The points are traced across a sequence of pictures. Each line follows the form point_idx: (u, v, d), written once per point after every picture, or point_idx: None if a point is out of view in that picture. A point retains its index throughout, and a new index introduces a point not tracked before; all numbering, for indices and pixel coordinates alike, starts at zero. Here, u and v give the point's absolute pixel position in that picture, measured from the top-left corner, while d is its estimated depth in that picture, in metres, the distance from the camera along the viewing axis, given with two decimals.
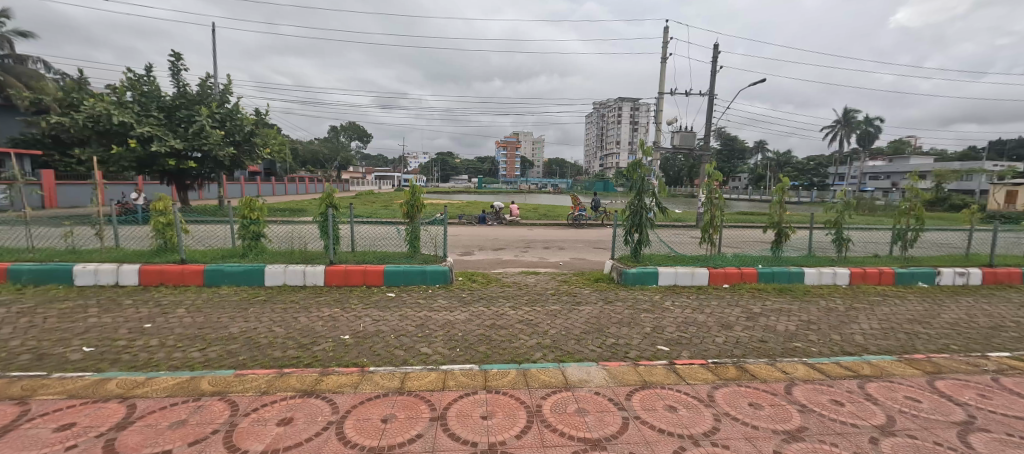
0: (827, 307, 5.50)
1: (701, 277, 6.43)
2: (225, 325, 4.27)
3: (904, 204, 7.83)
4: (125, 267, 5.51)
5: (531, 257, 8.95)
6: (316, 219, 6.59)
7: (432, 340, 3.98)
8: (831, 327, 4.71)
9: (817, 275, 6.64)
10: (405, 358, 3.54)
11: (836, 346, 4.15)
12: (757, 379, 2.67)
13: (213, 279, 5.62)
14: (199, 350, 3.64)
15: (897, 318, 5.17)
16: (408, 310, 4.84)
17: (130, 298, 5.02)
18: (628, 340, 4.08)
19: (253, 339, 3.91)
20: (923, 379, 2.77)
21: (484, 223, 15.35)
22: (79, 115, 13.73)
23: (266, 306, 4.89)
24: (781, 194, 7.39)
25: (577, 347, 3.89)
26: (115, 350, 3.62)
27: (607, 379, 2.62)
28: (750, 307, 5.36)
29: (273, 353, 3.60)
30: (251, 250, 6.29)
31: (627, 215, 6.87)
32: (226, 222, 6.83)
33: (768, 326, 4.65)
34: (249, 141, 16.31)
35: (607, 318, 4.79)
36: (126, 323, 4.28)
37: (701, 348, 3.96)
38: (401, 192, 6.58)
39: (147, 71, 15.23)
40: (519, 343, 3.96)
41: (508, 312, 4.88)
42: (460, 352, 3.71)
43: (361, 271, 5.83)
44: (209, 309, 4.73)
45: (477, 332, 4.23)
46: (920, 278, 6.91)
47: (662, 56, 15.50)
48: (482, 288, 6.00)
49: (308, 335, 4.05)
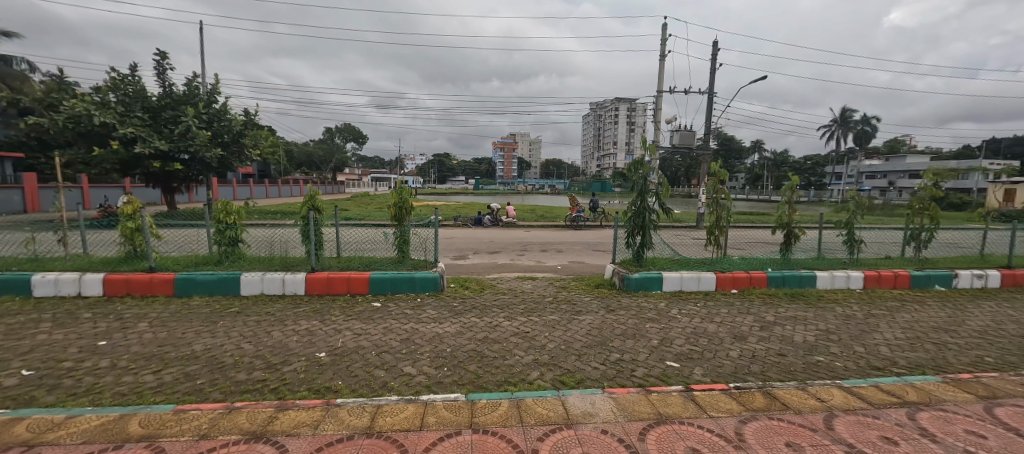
0: (845, 314, 5.14)
1: (708, 282, 6.05)
2: (189, 341, 3.86)
3: (916, 203, 7.50)
4: (88, 276, 5.10)
5: (527, 261, 8.55)
6: (297, 222, 6.17)
7: (417, 358, 3.58)
8: (853, 338, 4.36)
9: (829, 278, 6.29)
10: (385, 381, 3.15)
11: (862, 360, 3.82)
12: (791, 410, 2.29)
13: (185, 289, 5.20)
14: (153, 373, 3.23)
15: (921, 326, 4.80)
16: (393, 322, 4.45)
17: (90, 312, 4.59)
18: (634, 355, 3.71)
19: (217, 358, 3.52)
20: (979, 406, 2.40)
21: (480, 224, 14.94)
22: (58, 115, 13.21)
23: (239, 319, 4.47)
24: (790, 193, 7.02)
25: (578, 364, 3.51)
26: (57, 374, 3.20)
27: (615, 410, 2.24)
28: (763, 315, 5.01)
29: (236, 376, 3.21)
30: (227, 257, 5.89)
31: (629, 216, 6.51)
32: (202, 226, 6.38)
33: (786, 338, 4.28)
34: (238, 142, 15.89)
35: (609, 329, 4.40)
36: (79, 340, 3.86)
37: (715, 364, 3.61)
38: (389, 193, 6.18)
39: (131, 70, 14.75)
40: (514, 360, 3.57)
41: (502, 324, 4.48)
42: (448, 372, 3.32)
43: (345, 278, 5.43)
44: (174, 323, 4.32)
45: (467, 347, 3.82)
46: (937, 280, 6.57)
47: (661, 53, 15.20)
48: (475, 296, 5.60)
49: (279, 353, 3.65)
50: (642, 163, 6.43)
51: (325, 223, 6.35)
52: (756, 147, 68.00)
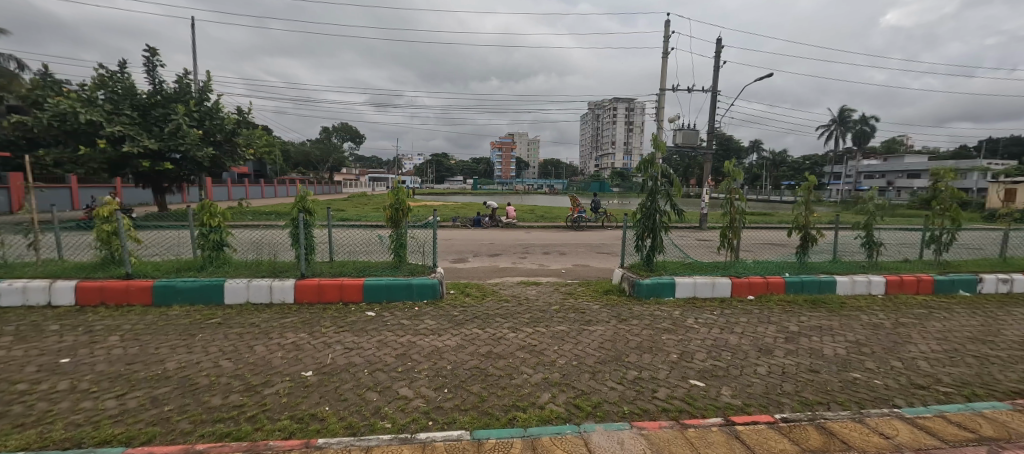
0: (871, 323, 4.82)
1: (723, 288, 5.71)
2: (161, 358, 3.50)
3: (936, 204, 7.16)
4: (59, 284, 4.73)
5: (529, 264, 8.19)
6: (286, 225, 5.79)
7: (414, 377, 3.23)
8: (887, 351, 4.02)
9: (850, 284, 5.96)
10: (378, 406, 2.80)
11: (902, 376, 3.48)
12: (854, 450, 2.03)
13: (164, 297, 4.83)
14: (115, 398, 2.87)
15: (956, 337, 4.48)
16: (389, 335, 4.09)
17: (57, 323, 4.21)
18: (653, 373, 3.37)
19: (191, 379, 3.15)
20: None
21: (479, 225, 14.58)
22: (43, 113, 12.78)
23: (219, 331, 4.10)
24: (807, 194, 6.67)
25: (592, 384, 3.16)
26: (7, 399, 2.83)
27: (646, 451, 2.03)
28: (785, 325, 4.67)
29: (211, 401, 2.85)
30: (211, 262, 5.50)
31: (638, 217, 6.17)
32: (186, 229, 5.98)
33: (815, 351, 3.94)
34: (231, 141, 15.53)
35: (623, 342, 4.06)
36: (39, 357, 3.48)
37: (743, 382, 3.27)
38: (385, 194, 5.81)
39: (120, 67, 14.35)
40: (521, 379, 3.22)
41: (507, 336, 4.13)
42: (449, 395, 2.96)
43: (337, 285, 5.07)
44: (148, 337, 3.94)
45: (469, 364, 3.46)
46: (962, 285, 6.25)
47: (664, 50, 14.91)
48: (477, 304, 5.24)
49: (261, 372, 3.28)
50: (651, 161, 6.10)
51: (317, 225, 5.97)
52: (755, 146, 67.92)
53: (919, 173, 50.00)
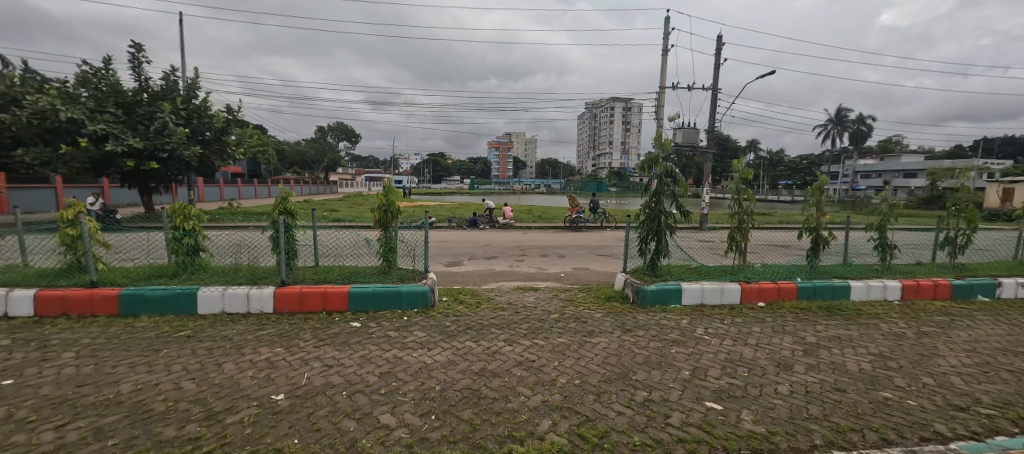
0: (893, 332, 4.51)
1: (733, 294, 5.41)
2: (117, 379, 3.13)
3: (951, 205, 6.87)
4: (16, 293, 4.36)
5: (526, 268, 7.83)
6: (267, 227, 5.41)
7: (399, 401, 2.88)
8: (915, 365, 3.71)
9: (865, 289, 5.66)
10: (355, 438, 2.45)
11: (937, 396, 3.16)
12: None
13: (131, 306, 4.46)
14: (53, 430, 2.50)
15: (985, 348, 4.17)
16: (373, 350, 3.74)
17: (9, 338, 3.83)
18: (664, 394, 3.04)
19: (145, 405, 2.79)
20: None
21: (475, 226, 14.23)
22: (22, 111, 12.29)
23: (187, 346, 3.74)
24: (818, 194, 6.32)
25: (598, 408, 2.82)
26: None
27: None
28: (802, 336, 4.34)
29: (163, 433, 2.48)
30: (186, 269, 5.15)
31: (643, 219, 5.83)
32: (158, 232, 5.61)
33: (837, 366, 3.63)
34: (220, 140, 15.14)
35: (629, 356, 3.72)
36: None
37: (765, 404, 2.94)
38: (374, 195, 5.44)
39: (105, 64, 13.93)
40: (517, 402, 2.89)
41: (503, 350, 3.78)
42: (437, 423, 2.62)
43: (320, 293, 4.71)
44: (106, 353, 3.57)
45: (461, 385, 3.11)
46: (980, 290, 5.96)
47: (665, 48, 14.62)
48: (471, 312, 4.90)
49: (227, 395, 2.93)
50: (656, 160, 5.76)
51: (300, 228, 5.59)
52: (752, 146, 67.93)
53: (917, 173, 49.96)
